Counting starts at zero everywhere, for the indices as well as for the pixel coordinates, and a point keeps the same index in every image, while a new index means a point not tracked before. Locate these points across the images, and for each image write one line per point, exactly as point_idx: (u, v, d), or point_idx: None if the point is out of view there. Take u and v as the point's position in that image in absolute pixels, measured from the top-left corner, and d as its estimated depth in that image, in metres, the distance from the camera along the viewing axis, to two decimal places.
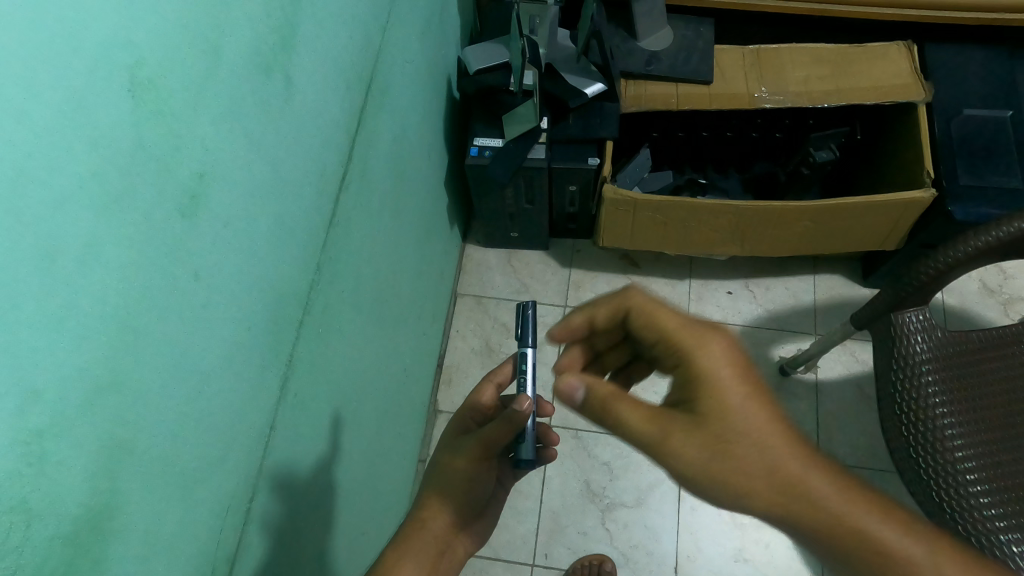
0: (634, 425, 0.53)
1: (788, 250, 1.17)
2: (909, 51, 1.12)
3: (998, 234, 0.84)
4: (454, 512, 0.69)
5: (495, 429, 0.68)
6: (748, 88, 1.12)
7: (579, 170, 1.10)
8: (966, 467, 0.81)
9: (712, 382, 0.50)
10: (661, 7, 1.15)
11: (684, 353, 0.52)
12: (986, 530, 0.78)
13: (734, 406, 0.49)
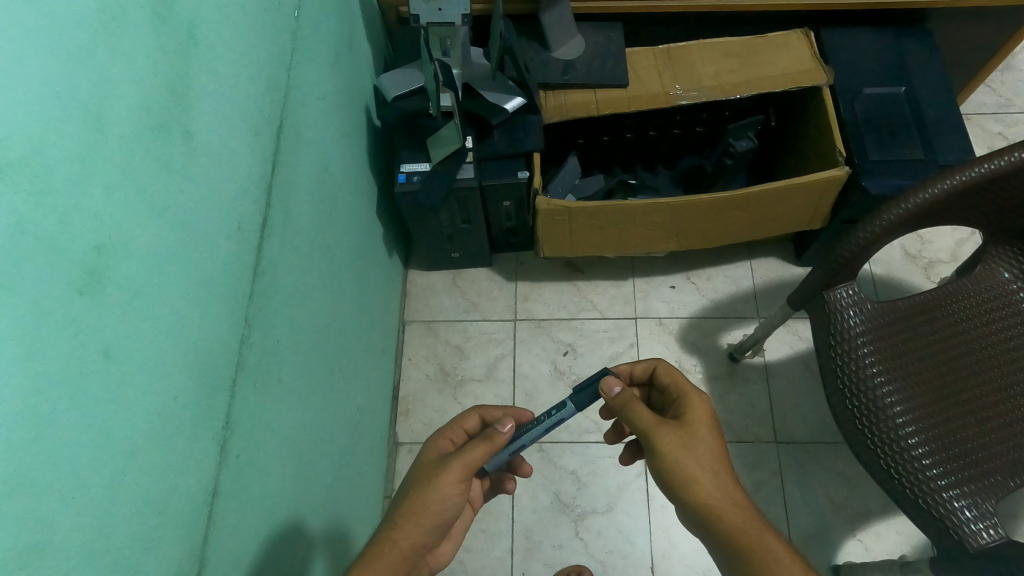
0: (646, 426, 0.70)
1: (724, 239, 1.19)
2: (807, 37, 1.19)
3: (913, 204, 0.88)
4: (426, 531, 0.70)
5: (482, 448, 0.73)
6: (663, 87, 1.15)
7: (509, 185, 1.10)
8: (907, 432, 0.88)
9: (694, 412, 0.71)
10: (569, 16, 1.16)
11: (683, 400, 0.74)
12: (932, 490, 0.85)
13: (701, 432, 0.69)
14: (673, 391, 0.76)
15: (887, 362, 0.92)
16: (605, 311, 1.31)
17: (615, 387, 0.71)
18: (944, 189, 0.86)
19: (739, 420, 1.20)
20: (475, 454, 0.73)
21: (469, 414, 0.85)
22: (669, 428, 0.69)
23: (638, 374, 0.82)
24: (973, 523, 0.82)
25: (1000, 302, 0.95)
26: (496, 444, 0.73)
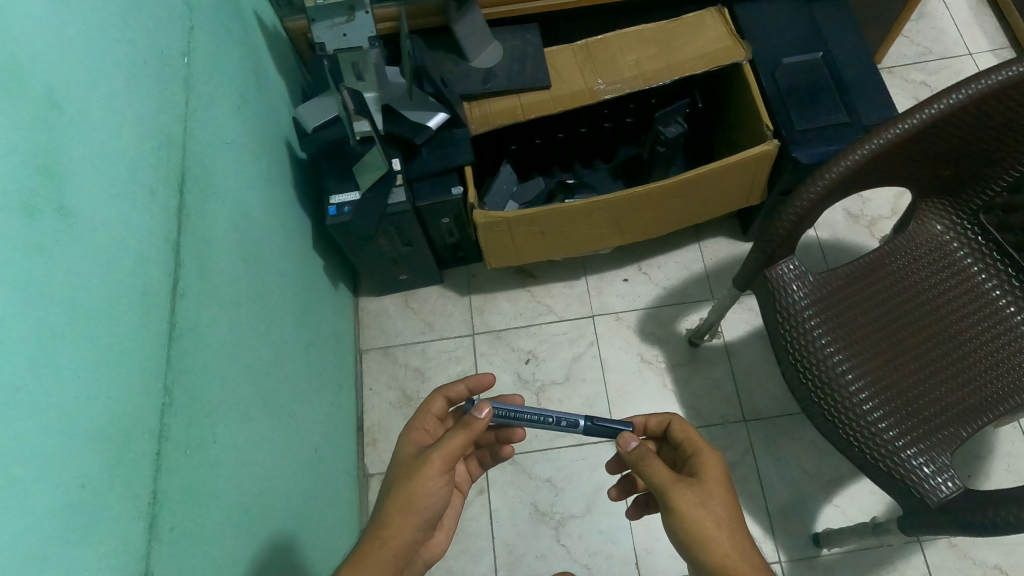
0: (661, 481, 0.74)
1: (667, 227, 1.19)
2: (722, 16, 1.18)
3: (839, 171, 0.88)
4: (415, 525, 0.73)
5: (460, 437, 0.75)
6: (585, 83, 1.15)
7: (445, 201, 1.08)
8: (862, 399, 0.90)
9: (706, 474, 0.76)
10: (482, 22, 1.15)
11: (697, 458, 0.80)
12: (892, 451, 0.86)
13: (714, 491, 0.74)
14: (689, 452, 0.81)
15: (835, 331, 0.93)
16: (562, 313, 1.30)
17: (632, 442, 0.76)
18: (868, 152, 0.87)
19: (706, 403, 1.21)
20: (455, 442, 0.75)
21: (434, 401, 0.89)
22: (685, 487, 0.73)
23: (654, 428, 0.90)
24: (933, 478, 0.84)
25: (934, 255, 0.97)
26: (474, 431, 0.75)
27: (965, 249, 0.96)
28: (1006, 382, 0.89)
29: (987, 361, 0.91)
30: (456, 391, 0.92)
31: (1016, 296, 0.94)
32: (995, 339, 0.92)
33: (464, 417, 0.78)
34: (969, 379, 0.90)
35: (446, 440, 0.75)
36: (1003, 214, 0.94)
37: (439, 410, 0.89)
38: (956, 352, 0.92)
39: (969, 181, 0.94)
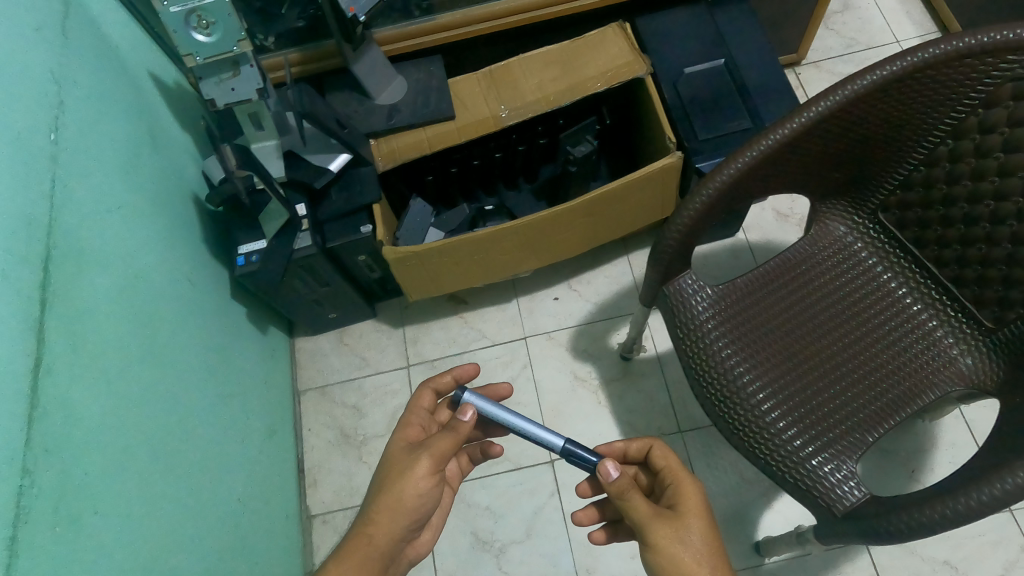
0: (640, 515, 0.77)
1: (585, 245, 1.20)
2: (623, 30, 1.18)
3: (723, 181, 0.87)
4: (402, 522, 0.79)
5: (448, 439, 0.81)
6: (489, 109, 1.16)
7: (353, 240, 1.10)
8: (768, 409, 0.89)
9: (687, 507, 0.79)
10: (382, 59, 1.16)
11: (678, 487, 0.82)
12: (798, 461, 0.86)
13: (693, 524, 0.77)
14: (668, 480, 0.84)
15: (737, 341, 0.93)
16: (495, 337, 1.31)
17: (615, 472, 0.78)
18: (749, 160, 0.86)
19: (641, 418, 1.21)
20: (442, 443, 0.81)
21: (422, 394, 0.94)
22: (662, 521, 0.76)
23: (636, 452, 0.92)
24: (842, 485, 0.83)
25: (836, 256, 0.96)
26: (460, 435, 0.82)
27: (867, 248, 0.95)
28: (911, 382, 0.89)
29: (891, 362, 0.90)
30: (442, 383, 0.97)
31: (920, 293, 0.93)
32: (900, 338, 0.91)
33: (451, 421, 0.84)
34: (875, 382, 0.89)
35: (433, 441, 0.81)
36: (899, 212, 0.92)
37: (427, 404, 0.94)
38: (861, 354, 0.91)
39: (861, 180, 0.93)
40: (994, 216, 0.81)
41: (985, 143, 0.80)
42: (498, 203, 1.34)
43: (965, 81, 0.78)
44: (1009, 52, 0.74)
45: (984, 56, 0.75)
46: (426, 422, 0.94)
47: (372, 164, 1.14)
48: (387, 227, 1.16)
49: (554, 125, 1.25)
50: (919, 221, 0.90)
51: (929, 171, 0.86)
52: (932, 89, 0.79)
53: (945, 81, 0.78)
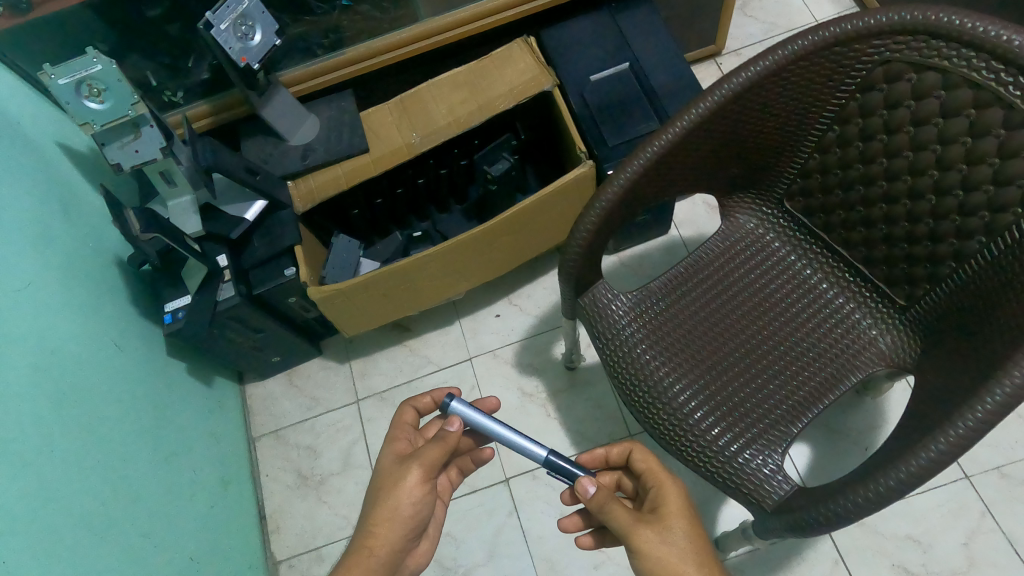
0: (625, 524, 0.76)
1: (512, 261, 1.22)
2: (528, 44, 1.20)
3: (621, 186, 0.86)
4: (398, 531, 0.79)
5: (437, 448, 0.82)
6: (402, 138, 1.20)
7: (278, 283, 1.12)
8: (693, 410, 0.87)
9: (670, 507, 0.78)
10: (292, 100, 1.17)
11: (661, 491, 0.80)
12: (727, 460, 0.84)
13: (676, 524, 0.75)
14: (650, 482, 0.82)
15: (656, 344, 0.92)
16: (441, 362, 1.34)
17: (591, 488, 0.78)
18: (644, 161, 0.84)
19: (592, 426, 1.23)
20: (432, 451, 0.81)
21: (406, 409, 0.90)
22: (645, 526, 0.75)
23: (616, 457, 0.91)
24: (771, 480, 0.82)
25: (749, 249, 0.95)
26: (449, 442, 0.83)
27: (778, 237, 0.94)
28: (833, 368, 0.87)
29: (812, 349, 0.88)
30: (424, 402, 0.91)
31: (835, 277, 0.91)
32: (819, 323, 0.89)
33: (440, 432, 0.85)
34: (796, 372, 0.88)
35: (423, 451, 0.81)
36: (804, 200, 0.90)
37: (412, 420, 0.90)
38: (781, 345, 0.90)
39: (762, 171, 0.92)
40: (889, 196, 0.80)
41: (868, 126, 0.79)
42: (427, 230, 1.39)
43: (839, 67, 0.77)
44: (874, 35, 0.73)
45: (851, 42, 0.75)
46: (413, 438, 0.89)
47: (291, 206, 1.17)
48: (312, 265, 1.19)
49: (471, 147, 1.28)
50: (823, 207, 0.88)
51: (823, 157, 0.85)
52: (809, 78, 0.79)
53: (820, 69, 0.78)
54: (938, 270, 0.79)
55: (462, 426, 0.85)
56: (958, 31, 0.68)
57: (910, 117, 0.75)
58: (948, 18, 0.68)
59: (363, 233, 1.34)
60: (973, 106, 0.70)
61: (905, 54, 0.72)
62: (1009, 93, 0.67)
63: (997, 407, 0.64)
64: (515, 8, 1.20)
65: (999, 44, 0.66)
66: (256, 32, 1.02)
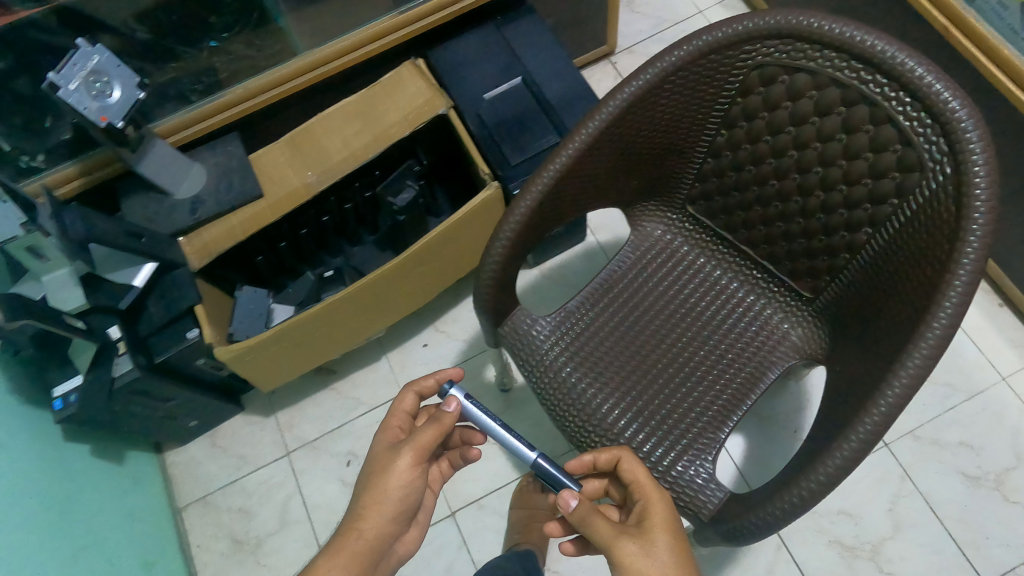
0: (605, 537, 0.70)
1: (430, 292, 1.19)
2: (418, 67, 1.18)
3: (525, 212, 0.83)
4: (387, 516, 0.75)
5: (432, 431, 0.77)
6: (297, 178, 1.15)
7: (179, 347, 1.10)
8: (624, 427, 0.86)
9: (655, 517, 0.71)
10: (173, 151, 1.10)
11: (646, 502, 0.73)
12: (661, 473, 0.84)
13: (659, 538, 0.69)
14: (636, 491, 0.75)
15: (581, 365, 0.91)
16: (372, 401, 1.33)
17: (571, 503, 0.73)
18: (546, 184, 0.81)
19: (534, 446, 1.23)
20: (427, 436, 0.77)
21: (404, 396, 0.84)
22: (626, 539, 0.69)
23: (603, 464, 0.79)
24: (706, 487, 0.82)
25: (660, 257, 0.95)
26: (444, 426, 0.78)
27: (686, 242, 0.95)
28: (750, 368, 0.88)
29: (730, 351, 0.89)
30: (425, 386, 0.84)
31: (743, 276, 0.92)
32: (733, 325, 0.91)
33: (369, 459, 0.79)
34: (717, 376, 0.88)
35: (415, 435, 0.77)
36: (704, 204, 0.90)
37: (410, 408, 0.84)
38: (701, 351, 0.90)
39: (660, 180, 0.91)
40: (781, 194, 0.81)
41: (754, 128, 0.79)
42: (339, 265, 1.36)
43: (717, 74, 0.77)
44: (745, 42, 0.74)
45: (725, 49, 0.75)
46: (408, 428, 0.84)
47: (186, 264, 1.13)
48: (216, 321, 1.16)
49: (372, 178, 1.24)
50: (723, 209, 0.89)
51: (717, 161, 0.85)
52: (691, 87, 0.78)
53: (700, 78, 0.78)
54: (835, 261, 0.80)
55: (458, 412, 0.80)
56: (821, 33, 0.70)
57: (790, 118, 0.76)
58: (808, 21, 0.71)
59: (274, 278, 1.31)
60: (843, 104, 0.72)
61: (777, 57, 0.74)
62: (872, 90, 0.69)
63: (898, 397, 0.66)
64: (396, 33, 1.18)
65: (858, 44, 0.68)
66: (114, 88, 0.96)
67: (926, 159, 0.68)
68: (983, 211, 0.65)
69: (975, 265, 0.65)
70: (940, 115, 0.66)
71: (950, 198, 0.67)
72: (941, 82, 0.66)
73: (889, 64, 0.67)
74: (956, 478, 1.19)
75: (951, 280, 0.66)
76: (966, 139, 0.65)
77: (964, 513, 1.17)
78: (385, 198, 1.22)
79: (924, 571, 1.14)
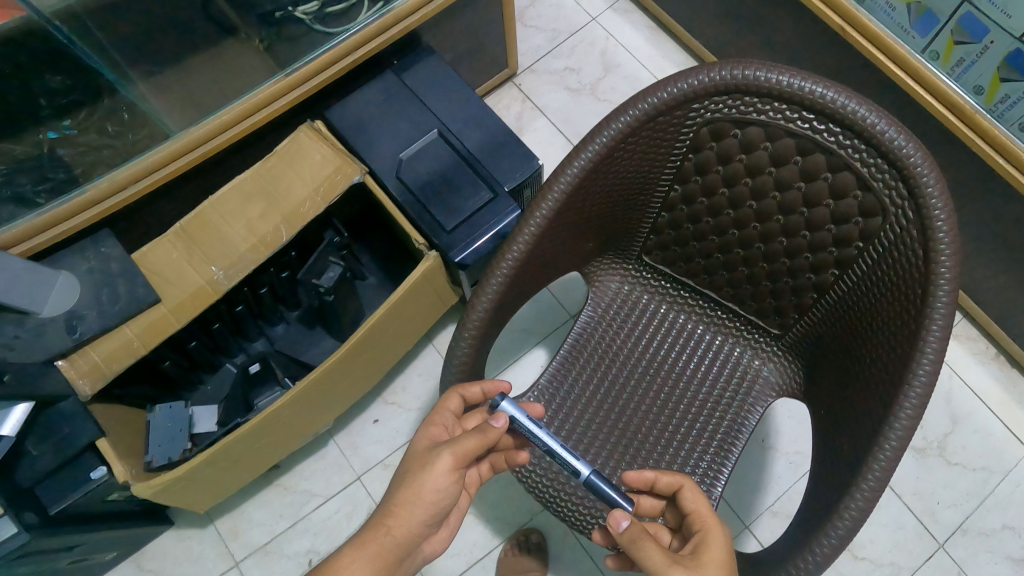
0: (657, 565, 0.66)
1: (375, 375, 1.11)
2: (316, 131, 1.08)
3: (486, 305, 0.75)
4: (420, 518, 0.68)
5: (477, 438, 0.70)
6: (200, 275, 1.03)
7: (84, 491, 1.00)
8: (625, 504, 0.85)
9: (710, 550, 0.68)
10: (23, 263, 0.94)
11: (704, 535, 0.70)
12: None
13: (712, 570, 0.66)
14: (694, 524, 0.72)
15: (566, 440, 0.87)
16: (326, 492, 1.25)
17: (623, 523, 0.67)
18: (503, 274, 0.74)
19: (508, 507, 1.20)
20: (471, 442, 0.69)
21: (450, 395, 0.76)
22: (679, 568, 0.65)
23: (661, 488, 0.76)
24: None
25: (624, 311, 0.91)
26: (489, 438, 0.70)
27: (647, 293, 0.91)
28: (731, 414, 0.87)
29: (709, 401, 0.87)
30: (471, 391, 0.75)
31: (709, 318, 0.90)
32: (707, 372, 0.88)
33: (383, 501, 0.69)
34: (701, 429, 0.87)
35: (457, 439, 0.69)
36: (661, 252, 0.86)
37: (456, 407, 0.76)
38: (681, 405, 0.88)
39: (614, 236, 0.86)
40: (743, 241, 0.79)
41: (708, 182, 0.75)
42: (264, 354, 1.23)
43: (666, 133, 0.72)
44: (691, 100, 0.70)
45: (671, 108, 0.71)
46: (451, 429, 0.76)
47: (73, 392, 0.98)
48: (127, 450, 1.04)
49: (289, 260, 1.13)
50: (682, 257, 0.85)
51: (671, 215, 0.81)
52: (641, 149, 0.73)
53: (649, 139, 0.73)
54: (804, 300, 0.79)
55: (508, 424, 0.72)
56: (769, 86, 0.67)
57: (746, 169, 0.72)
58: (755, 74, 0.68)
59: (189, 380, 1.20)
60: (798, 154, 0.69)
61: (726, 112, 0.70)
62: (825, 138, 0.67)
63: (895, 450, 0.67)
64: (283, 97, 1.08)
65: (807, 95, 0.66)
66: None
67: (887, 203, 0.67)
68: (949, 253, 0.65)
69: (949, 307, 0.65)
70: (896, 160, 0.65)
71: (915, 241, 0.67)
72: (893, 127, 0.65)
73: (841, 113, 0.66)
74: (907, 454, 1.29)
75: (929, 325, 0.66)
76: (923, 183, 0.65)
77: (917, 485, 1.27)
78: (308, 281, 1.11)
79: (891, 547, 1.24)
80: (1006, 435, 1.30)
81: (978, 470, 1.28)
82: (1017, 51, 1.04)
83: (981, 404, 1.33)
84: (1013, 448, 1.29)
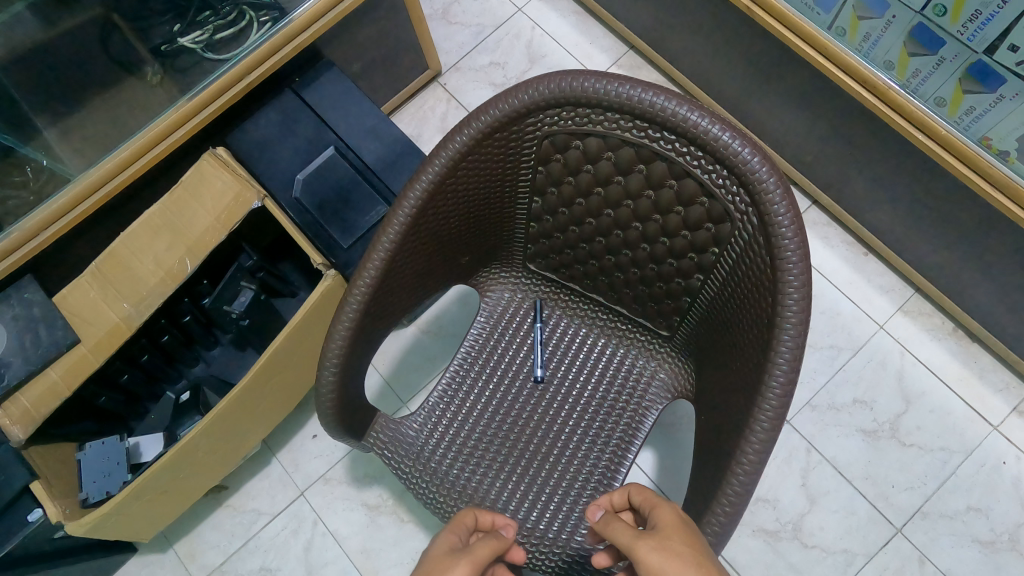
0: (626, 541, 0.58)
1: (292, 394, 1.13)
2: (218, 157, 1.06)
3: (347, 330, 0.74)
4: None
5: (491, 545, 0.61)
6: (114, 313, 1.04)
7: (22, 534, 1.02)
8: (525, 510, 0.83)
9: (666, 517, 0.60)
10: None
11: (657, 512, 0.61)
12: (565, 541, 0.82)
13: (676, 533, 0.57)
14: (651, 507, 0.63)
15: (461, 453, 0.85)
16: (272, 508, 1.27)
17: (597, 516, 0.65)
18: (358, 299, 0.73)
19: None
20: (485, 549, 0.60)
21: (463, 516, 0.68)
22: (645, 535, 0.58)
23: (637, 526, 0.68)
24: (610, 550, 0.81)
25: (516, 320, 0.90)
26: (500, 544, 0.63)
27: (538, 301, 0.90)
28: (625, 421, 0.85)
29: (602, 407, 0.86)
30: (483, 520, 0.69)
31: (601, 324, 0.88)
32: (600, 379, 0.87)
33: None
34: (594, 438, 0.85)
35: (475, 546, 0.60)
36: (542, 262, 0.85)
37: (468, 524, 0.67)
38: (575, 414, 0.86)
39: (493, 247, 0.85)
40: (611, 249, 0.76)
41: (564, 193, 0.73)
42: (198, 379, 1.26)
43: (510, 148, 0.71)
44: (527, 114, 0.68)
45: (508, 123, 0.69)
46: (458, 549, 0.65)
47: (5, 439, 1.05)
48: (61, 490, 1.04)
49: (197, 290, 1.14)
50: (562, 265, 0.83)
51: (539, 226, 0.79)
52: (488, 165, 0.72)
53: (493, 155, 0.71)
54: (679, 305, 0.76)
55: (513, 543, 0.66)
56: (598, 97, 0.65)
57: (594, 180, 0.70)
58: (584, 84, 0.65)
59: (126, 410, 1.19)
60: (640, 162, 0.67)
61: (563, 125, 0.68)
62: (662, 147, 0.65)
63: (752, 462, 0.64)
64: (181, 128, 1.07)
65: (637, 104, 0.64)
66: None
67: (731, 210, 0.65)
68: (793, 260, 0.62)
69: (798, 316, 0.63)
70: (733, 165, 0.62)
71: (762, 248, 0.64)
72: (726, 132, 0.62)
73: (671, 121, 0.64)
74: (855, 437, 1.25)
75: (779, 335, 0.63)
76: (763, 188, 0.62)
77: (869, 468, 1.23)
78: (220, 308, 1.16)
79: (843, 534, 1.20)
80: (966, 413, 1.25)
81: (936, 451, 1.23)
82: (921, 24, 0.96)
83: (939, 381, 1.27)
84: (976, 427, 1.24)
